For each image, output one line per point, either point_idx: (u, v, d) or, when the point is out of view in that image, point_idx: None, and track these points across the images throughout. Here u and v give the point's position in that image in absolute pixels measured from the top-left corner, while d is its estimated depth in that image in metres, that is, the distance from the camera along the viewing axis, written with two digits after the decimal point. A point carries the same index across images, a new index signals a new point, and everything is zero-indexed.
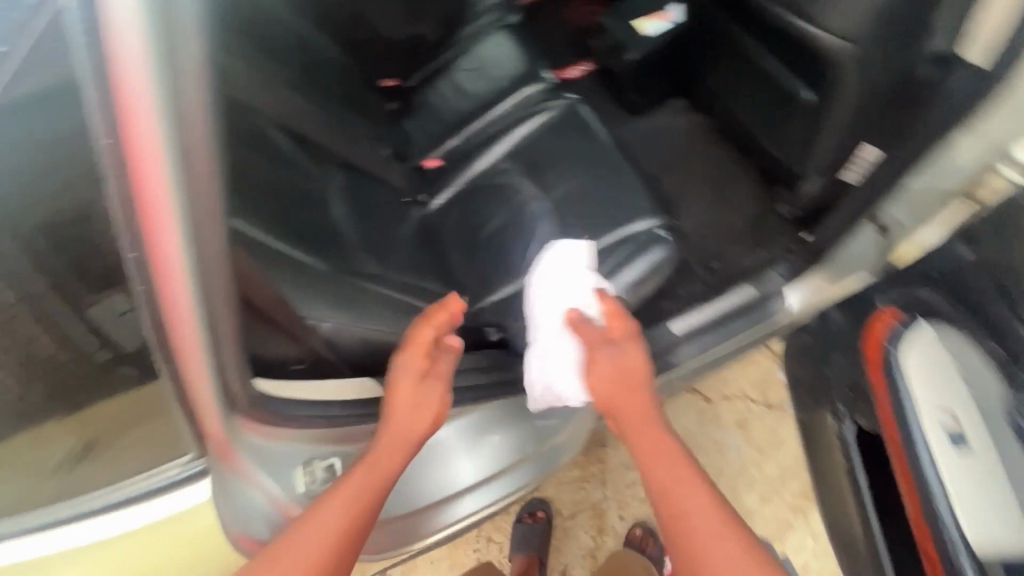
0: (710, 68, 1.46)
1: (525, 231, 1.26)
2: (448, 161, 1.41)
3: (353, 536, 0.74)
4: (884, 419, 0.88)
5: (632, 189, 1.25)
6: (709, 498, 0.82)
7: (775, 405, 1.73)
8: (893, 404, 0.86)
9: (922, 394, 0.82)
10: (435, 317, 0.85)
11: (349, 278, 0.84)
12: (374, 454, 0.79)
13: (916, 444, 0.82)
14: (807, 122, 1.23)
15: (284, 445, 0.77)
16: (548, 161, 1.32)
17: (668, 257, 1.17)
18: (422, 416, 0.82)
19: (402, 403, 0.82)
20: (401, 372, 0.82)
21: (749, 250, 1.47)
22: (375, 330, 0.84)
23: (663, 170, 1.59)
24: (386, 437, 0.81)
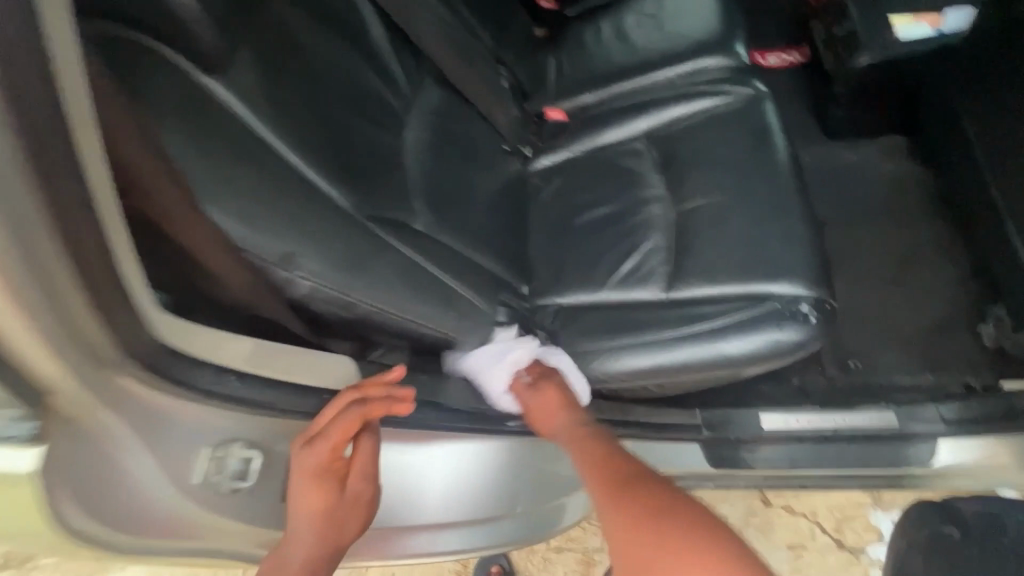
0: (981, 109, 1.01)
1: (628, 238, 0.99)
2: (574, 117, 1.15)
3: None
4: None
5: (791, 235, 0.91)
6: (631, 498, 0.64)
7: (844, 545, 1.38)
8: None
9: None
10: (371, 407, 0.66)
11: (373, 225, 0.64)
12: (282, 548, 0.63)
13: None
14: None
15: (176, 426, 0.60)
16: (694, 160, 1.01)
17: (799, 346, 0.83)
18: (354, 501, 0.67)
19: (312, 505, 0.64)
20: (303, 467, 0.65)
21: (911, 366, 1.09)
22: (385, 305, 0.64)
23: (836, 221, 1.22)
24: (307, 530, 0.64)
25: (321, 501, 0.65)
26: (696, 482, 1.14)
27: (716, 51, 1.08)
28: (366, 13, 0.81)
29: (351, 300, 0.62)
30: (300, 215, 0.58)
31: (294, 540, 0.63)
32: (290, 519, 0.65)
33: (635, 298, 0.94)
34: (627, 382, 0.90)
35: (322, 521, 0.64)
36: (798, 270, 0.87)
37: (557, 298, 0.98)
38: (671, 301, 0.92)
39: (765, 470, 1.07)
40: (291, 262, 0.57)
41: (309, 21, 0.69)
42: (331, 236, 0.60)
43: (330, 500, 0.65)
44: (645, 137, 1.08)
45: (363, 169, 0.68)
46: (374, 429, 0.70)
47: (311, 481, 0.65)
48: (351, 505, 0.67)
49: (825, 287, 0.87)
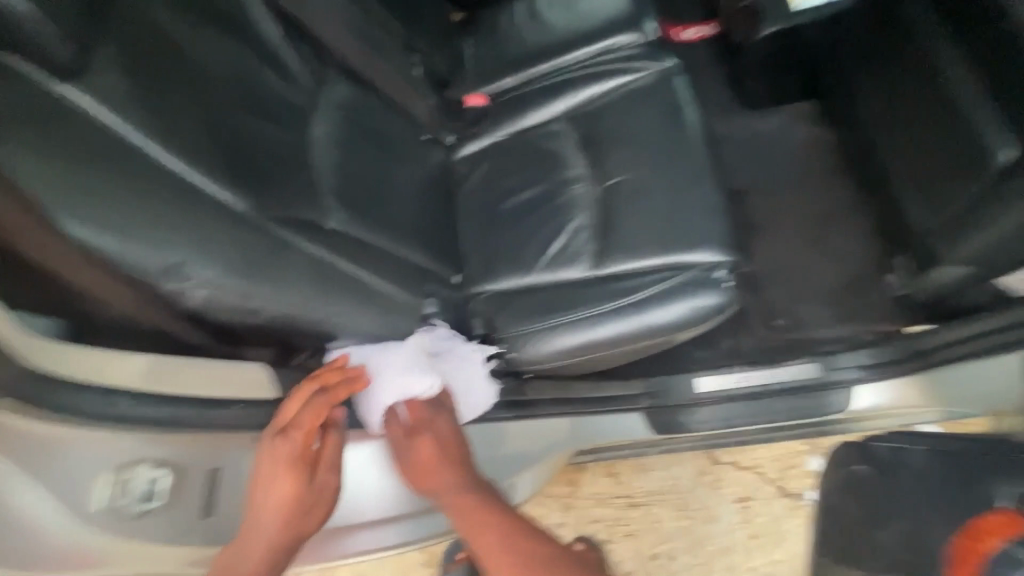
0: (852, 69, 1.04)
1: (555, 219, 1.01)
2: (496, 102, 1.14)
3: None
4: None
5: (706, 206, 0.94)
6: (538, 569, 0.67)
7: (789, 494, 1.46)
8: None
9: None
10: (335, 392, 0.72)
11: (274, 228, 0.63)
12: (251, 531, 0.66)
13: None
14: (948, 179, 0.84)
15: (69, 451, 0.66)
16: (613, 138, 1.03)
17: (718, 311, 0.87)
18: (320, 491, 0.70)
19: (280, 493, 0.67)
20: (277, 454, 0.69)
21: (829, 320, 1.15)
22: (292, 309, 0.64)
23: (755, 188, 1.27)
24: (266, 516, 0.66)
25: (291, 486, 0.67)
26: (642, 449, 1.18)
27: (627, 28, 1.08)
28: (258, 10, 0.78)
29: (257, 305, 0.61)
30: (184, 225, 0.56)
31: (255, 525, 0.66)
32: (257, 503, 0.67)
33: (563, 279, 0.96)
34: (562, 361, 0.92)
35: (286, 505, 0.67)
36: (713, 239, 0.91)
37: (489, 285, 0.99)
38: (598, 279, 0.94)
39: (703, 431, 1.12)
40: (179, 274, 0.56)
41: (189, 22, 0.66)
42: (223, 246, 0.58)
43: (297, 485, 0.68)
44: (565, 118, 1.09)
45: (261, 171, 0.66)
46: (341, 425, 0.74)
47: (282, 468, 0.68)
48: (320, 493, 0.70)
49: (737, 253, 0.91)
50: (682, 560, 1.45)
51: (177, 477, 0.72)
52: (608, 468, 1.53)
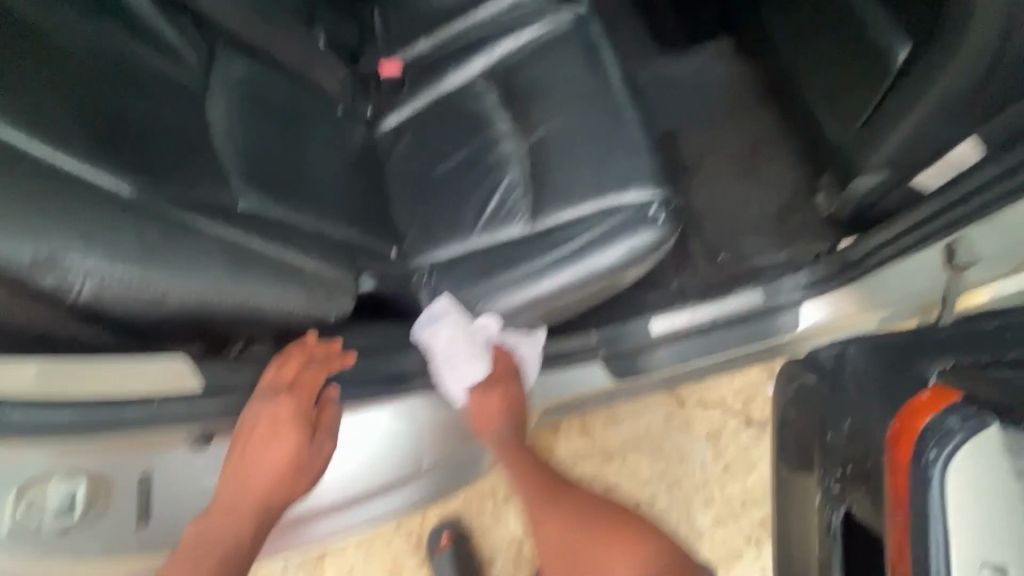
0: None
1: (487, 179, 0.99)
2: (413, 68, 1.10)
3: (239, 550, 0.63)
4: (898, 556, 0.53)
5: (633, 144, 0.93)
6: (597, 522, 0.80)
7: (755, 422, 1.50)
8: (909, 524, 0.52)
9: (952, 509, 0.50)
10: (334, 362, 0.73)
11: (163, 211, 0.59)
12: (247, 482, 0.67)
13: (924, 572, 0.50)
14: (847, 88, 0.87)
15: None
16: (534, 90, 1.01)
17: (657, 247, 0.87)
18: (312, 448, 0.72)
19: (276, 448, 0.68)
20: (276, 412, 0.69)
21: (770, 246, 1.19)
22: (199, 295, 0.60)
23: (686, 130, 1.30)
24: (257, 469, 0.67)
25: (291, 445, 0.69)
26: (609, 397, 1.21)
27: None
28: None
29: (157, 293, 0.58)
30: (52, 212, 0.52)
31: (237, 476, 0.67)
32: (252, 462, 0.67)
33: (504, 239, 0.94)
34: (512, 319, 0.91)
35: (278, 459, 0.68)
36: (644, 175, 0.90)
37: (431, 255, 0.97)
38: (537, 232, 0.93)
39: (663, 370, 1.15)
40: (58, 264, 0.52)
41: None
42: (108, 233, 0.54)
43: (297, 447, 0.70)
44: (484, 75, 1.06)
45: (148, 152, 0.61)
46: (336, 392, 0.75)
47: (279, 427, 0.69)
48: (315, 453, 0.72)
49: (668, 187, 0.91)
50: (662, 501, 1.49)
51: (92, 488, 0.65)
52: (582, 426, 1.56)
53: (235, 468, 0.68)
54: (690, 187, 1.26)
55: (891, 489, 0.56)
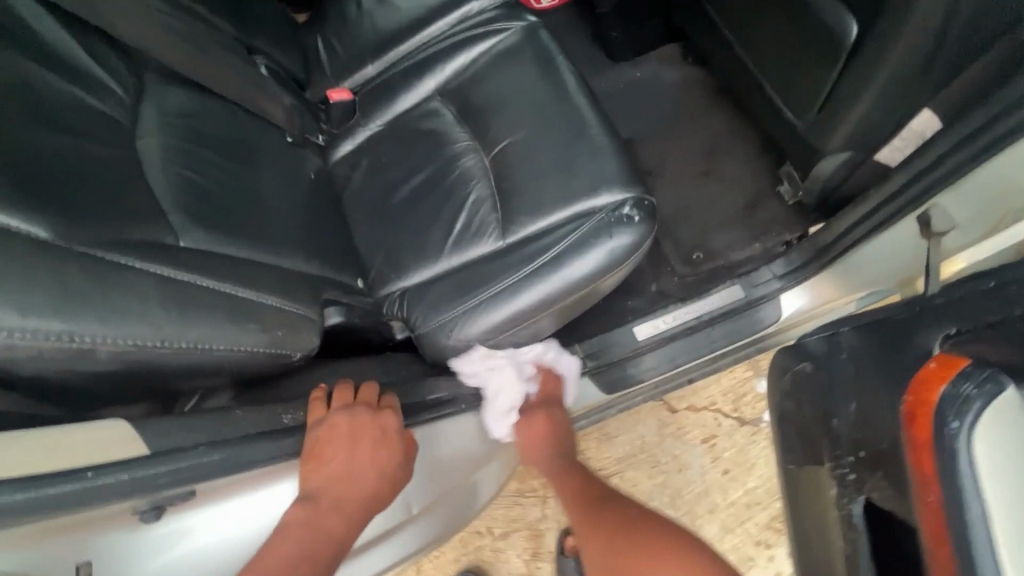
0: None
1: (452, 196, 0.95)
2: (363, 93, 1.07)
3: (325, 557, 0.63)
4: (931, 532, 0.50)
5: (596, 146, 0.91)
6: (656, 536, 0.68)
7: (748, 422, 1.47)
8: (941, 502, 0.49)
9: (985, 480, 0.47)
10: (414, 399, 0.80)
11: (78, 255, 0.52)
12: (340, 491, 0.68)
13: (967, 552, 0.46)
14: (799, 76, 0.88)
15: None
16: (492, 104, 0.98)
17: (635, 248, 0.84)
18: (395, 471, 0.74)
19: (377, 462, 0.72)
20: (380, 428, 0.74)
21: (742, 240, 1.19)
22: (139, 342, 0.54)
23: (646, 136, 1.31)
24: (351, 483, 0.69)
25: (388, 462, 0.73)
26: (601, 412, 1.16)
27: None
28: (34, 17, 0.66)
29: (86, 344, 0.51)
30: None
31: (330, 487, 0.68)
32: (350, 471, 0.70)
33: (476, 256, 0.89)
34: (493, 338, 0.86)
35: (371, 474, 0.71)
36: (612, 177, 0.88)
37: (401, 281, 0.92)
38: (509, 245, 0.89)
39: (653, 377, 1.11)
40: None
41: None
42: (23, 283, 0.48)
43: (393, 464, 0.73)
44: (437, 94, 1.03)
45: (68, 191, 0.55)
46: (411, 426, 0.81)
47: (382, 444, 0.73)
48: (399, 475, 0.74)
49: (638, 185, 0.88)
50: (667, 515, 1.43)
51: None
52: (576, 447, 1.50)
53: (327, 477, 0.69)
54: (657, 191, 1.26)
55: (914, 468, 0.54)
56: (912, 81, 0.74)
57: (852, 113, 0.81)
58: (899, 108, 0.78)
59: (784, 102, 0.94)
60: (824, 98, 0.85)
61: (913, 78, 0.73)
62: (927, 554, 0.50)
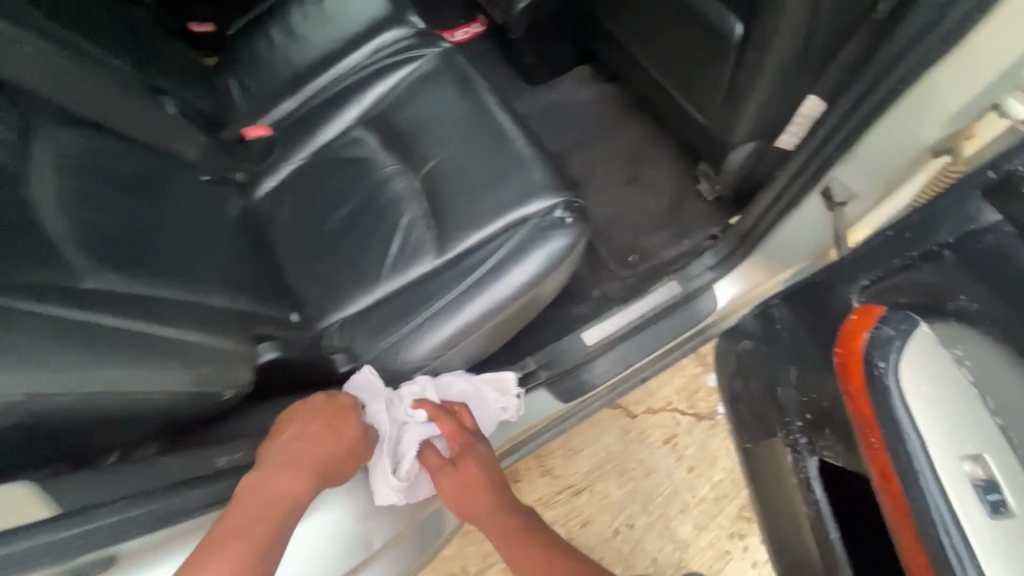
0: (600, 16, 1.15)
1: (385, 220, 0.94)
2: (283, 128, 1.05)
3: (267, 521, 0.61)
4: (877, 463, 0.53)
5: (521, 157, 0.93)
6: None
7: (705, 416, 1.49)
8: (886, 443, 0.52)
9: (921, 413, 0.50)
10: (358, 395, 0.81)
11: None
12: (288, 465, 0.67)
13: (916, 485, 0.49)
14: (696, 78, 0.95)
15: None
16: (415, 127, 0.99)
17: (571, 249, 0.85)
18: (346, 442, 0.74)
19: (326, 434, 0.72)
20: (330, 405, 0.76)
21: (672, 239, 1.24)
22: (30, 390, 0.51)
23: (570, 151, 1.36)
24: (297, 455, 0.69)
25: (339, 434, 0.74)
26: (563, 424, 1.15)
27: (390, 23, 1.06)
28: None
29: None
30: None
31: (276, 461, 0.67)
32: (298, 443, 0.70)
33: (415, 276, 0.88)
34: (441, 358, 0.84)
35: (322, 445, 0.71)
36: (540, 184, 0.90)
37: (340, 312, 0.89)
38: (447, 262, 0.88)
39: (608, 380, 1.12)
40: None
41: None
42: None
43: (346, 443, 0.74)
44: (359, 123, 1.03)
45: None
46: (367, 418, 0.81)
47: (332, 418, 0.75)
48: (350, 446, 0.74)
49: (566, 190, 0.90)
50: (642, 522, 1.42)
51: None
52: (544, 467, 1.47)
53: (273, 455, 0.68)
54: (588, 201, 1.30)
55: (852, 412, 0.57)
56: (792, 72, 0.82)
57: (748, 106, 0.88)
58: (786, 97, 0.85)
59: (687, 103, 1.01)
60: (721, 95, 0.92)
61: (792, 69, 0.81)
62: (879, 490, 0.54)
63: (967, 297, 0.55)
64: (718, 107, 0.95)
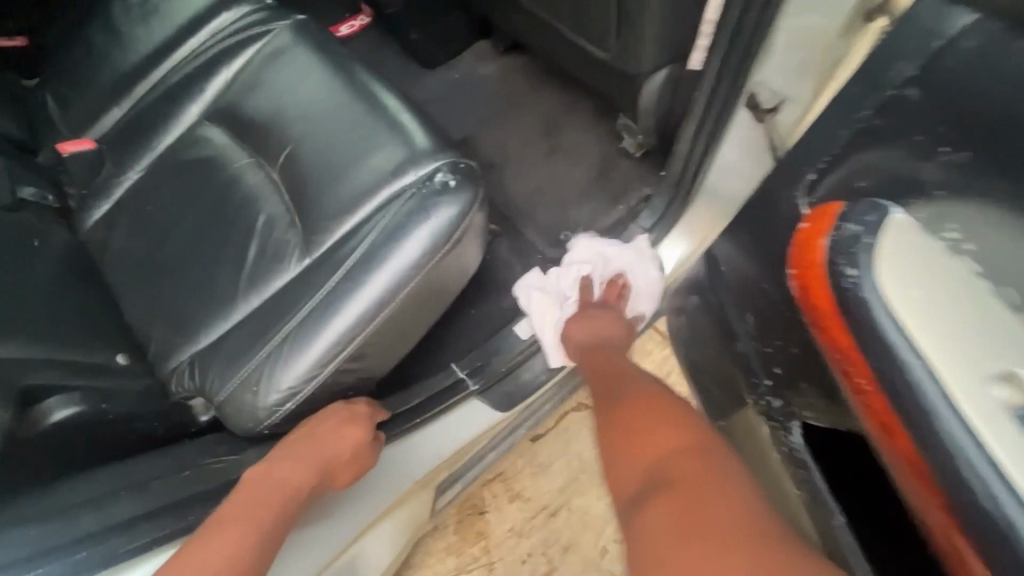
0: None
1: (240, 224, 0.77)
2: (114, 140, 0.87)
3: (254, 553, 0.55)
4: (875, 409, 0.38)
5: (394, 122, 0.77)
6: None
7: (681, 402, 1.32)
8: (876, 377, 0.37)
9: (917, 329, 0.35)
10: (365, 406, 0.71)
11: None
12: (300, 463, 0.64)
13: (928, 427, 0.34)
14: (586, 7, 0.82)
15: None
16: (268, 111, 0.82)
17: (462, 219, 0.68)
18: (350, 453, 0.67)
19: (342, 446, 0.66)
20: (337, 417, 0.67)
21: (605, 206, 1.10)
22: None
23: (481, 130, 1.21)
24: (322, 452, 0.65)
25: (346, 447, 0.66)
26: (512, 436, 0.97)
27: (229, 3, 0.91)
28: None
29: None
30: None
31: (286, 469, 0.63)
32: (318, 441, 0.65)
33: (281, 286, 0.71)
34: (319, 380, 0.66)
35: (332, 455, 0.65)
36: (418, 149, 0.73)
37: (189, 347, 0.71)
38: (315, 261, 0.71)
39: (554, 376, 0.95)
40: None
41: None
42: None
43: (342, 462, 0.66)
44: (205, 119, 0.86)
45: None
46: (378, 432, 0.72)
47: (342, 430, 0.66)
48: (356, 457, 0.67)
49: (451, 150, 0.74)
50: None
51: None
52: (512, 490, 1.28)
53: (297, 446, 0.65)
54: (507, 180, 1.15)
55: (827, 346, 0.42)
56: None
57: (646, 24, 0.75)
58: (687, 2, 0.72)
59: (584, 40, 0.87)
60: (616, 19, 0.79)
61: None
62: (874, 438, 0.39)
63: (953, 149, 0.42)
64: (616, 35, 0.81)
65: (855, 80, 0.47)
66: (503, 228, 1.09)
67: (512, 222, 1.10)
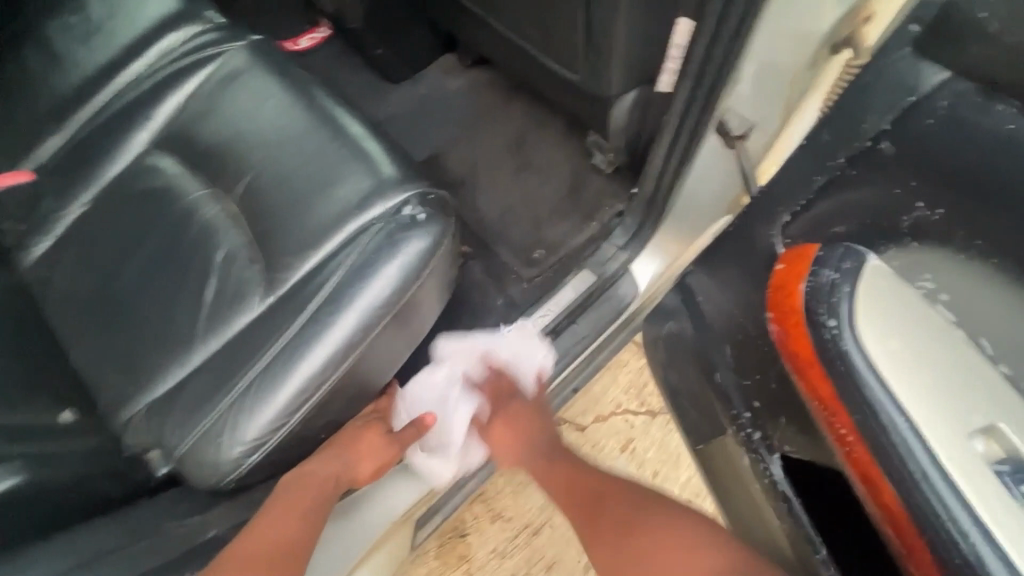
0: None
1: (197, 261, 0.73)
2: (54, 171, 0.81)
3: (300, 542, 0.60)
4: (857, 461, 0.37)
5: (358, 150, 0.73)
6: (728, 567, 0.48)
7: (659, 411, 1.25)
8: (855, 420, 0.37)
9: (899, 381, 0.36)
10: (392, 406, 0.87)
11: None
12: (329, 464, 0.71)
13: (909, 475, 0.34)
14: (553, 28, 0.80)
15: None
16: (222, 139, 0.78)
17: (433, 252, 0.66)
18: (377, 451, 0.77)
19: (365, 447, 0.76)
20: (362, 421, 0.79)
21: (578, 223, 1.09)
22: None
23: (449, 147, 1.19)
24: (342, 455, 0.73)
25: (377, 441, 0.77)
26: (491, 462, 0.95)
27: (178, 23, 0.86)
28: None
29: None
30: None
31: (319, 467, 0.70)
32: (340, 447, 0.73)
33: (242, 328, 0.67)
34: (286, 427, 0.62)
35: (365, 453, 0.76)
36: (384, 179, 0.71)
37: (144, 396, 0.67)
38: (278, 301, 0.67)
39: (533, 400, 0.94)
40: None
41: None
42: None
43: (362, 459, 0.75)
44: (154, 147, 0.81)
45: None
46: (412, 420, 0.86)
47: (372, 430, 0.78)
48: (387, 449, 0.78)
49: (419, 179, 0.71)
50: None
51: None
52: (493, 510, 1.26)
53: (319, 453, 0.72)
54: (478, 198, 1.13)
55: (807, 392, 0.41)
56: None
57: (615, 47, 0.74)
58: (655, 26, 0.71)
59: (552, 59, 0.86)
60: (583, 41, 0.77)
61: None
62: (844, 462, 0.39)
63: (919, 183, 0.46)
64: (584, 57, 0.80)
65: (828, 127, 0.51)
66: (476, 249, 1.07)
67: (485, 242, 1.08)
